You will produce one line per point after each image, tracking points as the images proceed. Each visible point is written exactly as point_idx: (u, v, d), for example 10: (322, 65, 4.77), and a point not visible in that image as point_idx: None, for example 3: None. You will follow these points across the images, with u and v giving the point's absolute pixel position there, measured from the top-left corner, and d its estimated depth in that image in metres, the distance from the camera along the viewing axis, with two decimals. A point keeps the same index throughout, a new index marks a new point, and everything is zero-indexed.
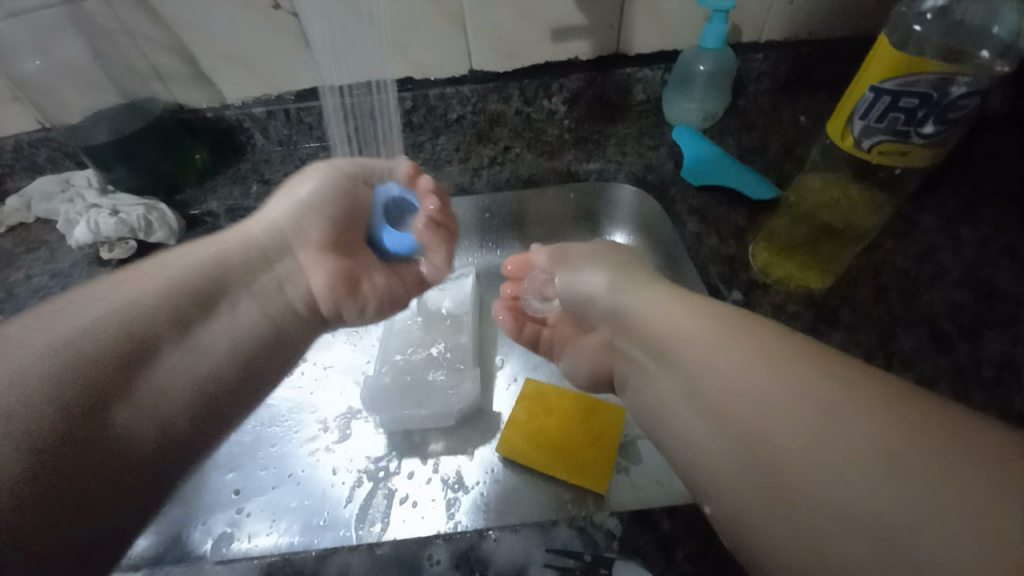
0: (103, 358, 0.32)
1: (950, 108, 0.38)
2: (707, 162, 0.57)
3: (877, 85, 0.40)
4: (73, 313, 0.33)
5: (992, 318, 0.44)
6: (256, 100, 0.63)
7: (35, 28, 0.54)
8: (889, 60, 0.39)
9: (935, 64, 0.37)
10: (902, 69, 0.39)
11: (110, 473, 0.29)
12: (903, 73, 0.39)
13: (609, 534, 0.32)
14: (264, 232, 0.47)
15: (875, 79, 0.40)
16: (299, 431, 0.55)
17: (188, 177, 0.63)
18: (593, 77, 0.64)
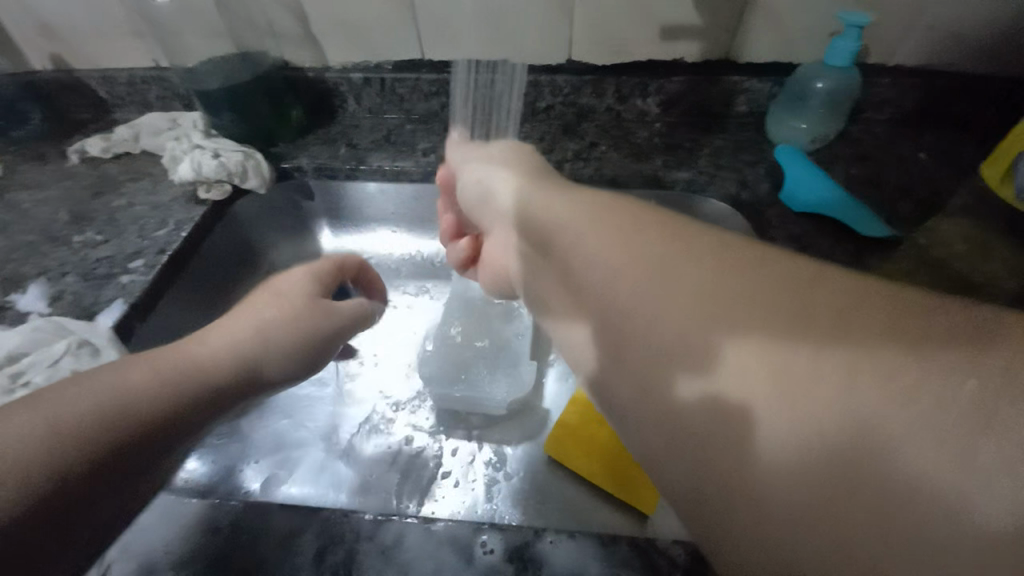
0: (79, 421, 0.28)
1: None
2: (807, 186, 0.53)
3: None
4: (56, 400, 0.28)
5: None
6: (356, 66, 0.65)
7: None
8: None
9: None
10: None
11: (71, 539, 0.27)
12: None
13: (670, 563, 0.30)
14: (242, 355, 0.36)
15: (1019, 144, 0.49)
16: (350, 391, 0.56)
17: (283, 132, 0.65)
18: (696, 83, 0.60)
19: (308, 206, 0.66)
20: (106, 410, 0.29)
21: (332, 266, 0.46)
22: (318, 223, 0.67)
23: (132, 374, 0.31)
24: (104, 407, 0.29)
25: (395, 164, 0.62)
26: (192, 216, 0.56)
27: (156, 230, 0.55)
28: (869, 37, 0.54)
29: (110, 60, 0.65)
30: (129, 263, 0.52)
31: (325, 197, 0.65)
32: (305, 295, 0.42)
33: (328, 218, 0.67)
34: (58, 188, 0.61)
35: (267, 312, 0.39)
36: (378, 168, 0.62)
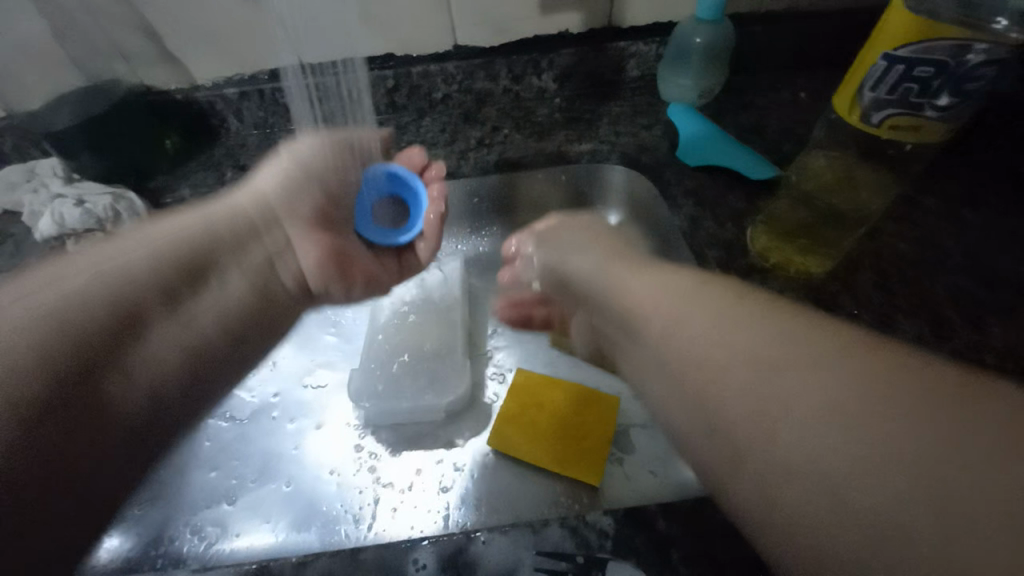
0: (76, 310, 0.33)
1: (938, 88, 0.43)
2: (701, 144, 0.55)
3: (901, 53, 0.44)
4: (103, 257, 0.38)
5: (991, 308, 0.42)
6: (227, 80, 0.60)
7: None
8: (903, 25, 0.38)
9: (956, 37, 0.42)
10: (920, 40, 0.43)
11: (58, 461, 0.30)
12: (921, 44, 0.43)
13: (601, 534, 0.31)
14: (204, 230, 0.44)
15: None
16: (288, 425, 0.54)
17: (158, 164, 0.59)
18: (584, 53, 0.60)
19: None
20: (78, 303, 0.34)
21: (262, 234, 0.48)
22: None
23: (79, 279, 0.35)
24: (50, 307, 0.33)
25: None
26: None
27: None
28: None
29: None
30: None
31: None
32: (302, 207, 0.51)
33: None
34: None
35: (212, 213, 0.46)
36: None
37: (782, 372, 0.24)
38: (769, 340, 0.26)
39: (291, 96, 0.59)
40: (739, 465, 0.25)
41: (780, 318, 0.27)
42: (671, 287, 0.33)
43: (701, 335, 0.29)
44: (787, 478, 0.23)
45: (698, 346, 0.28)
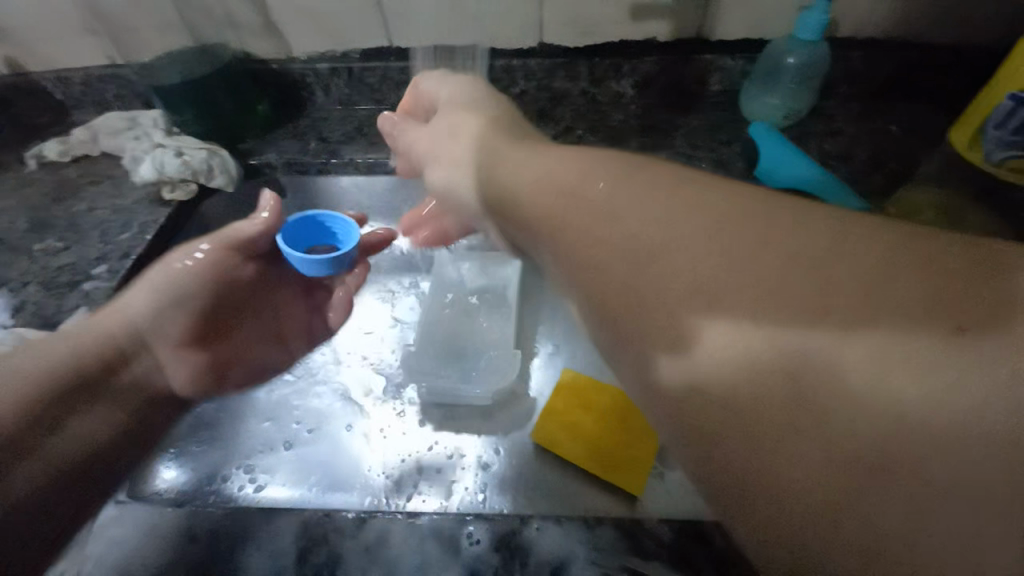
0: (53, 366, 0.38)
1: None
2: (783, 166, 0.54)
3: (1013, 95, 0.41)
4: (93, 330, 0.42)
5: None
6: (321, 56, 0.63)
7: None
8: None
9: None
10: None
11: (59, 486, 0.37)
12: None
13: (655, 541, 0.31)
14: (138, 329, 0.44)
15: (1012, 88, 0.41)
16: (338, 389, 0.56)
17: (247, 128, 0.62)
18: (669, 61, 0.60)
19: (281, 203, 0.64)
20: (73, 383, 0.38)
21: (214, 275, 0.48)
22: None
23: (59, 346, 0.39)
24: (57, 376, 0.37)
25: (368, 157, 0.61)
26: (157, 218, 0.54)
27: (120, 235, 0.53)
28: (838, 13, 0.54)
29: (64, 61, 0.62)
30: (93, 270, 0.50)
31: (297, 193, 0.63)
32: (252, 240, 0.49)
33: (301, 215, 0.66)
34: (13, 197, 0.58)
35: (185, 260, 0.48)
36: (353, 161, 0.61)
37: (819, 387, 0.17)
38: (791, 317, 0.18)
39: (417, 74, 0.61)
40: (721, 478, 0.18)
41: (798, 267, 0.19)
42: (644, 209, 0.23)
43: (671, 303, 0.20)
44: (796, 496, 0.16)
45: (674, 284, 0.21)
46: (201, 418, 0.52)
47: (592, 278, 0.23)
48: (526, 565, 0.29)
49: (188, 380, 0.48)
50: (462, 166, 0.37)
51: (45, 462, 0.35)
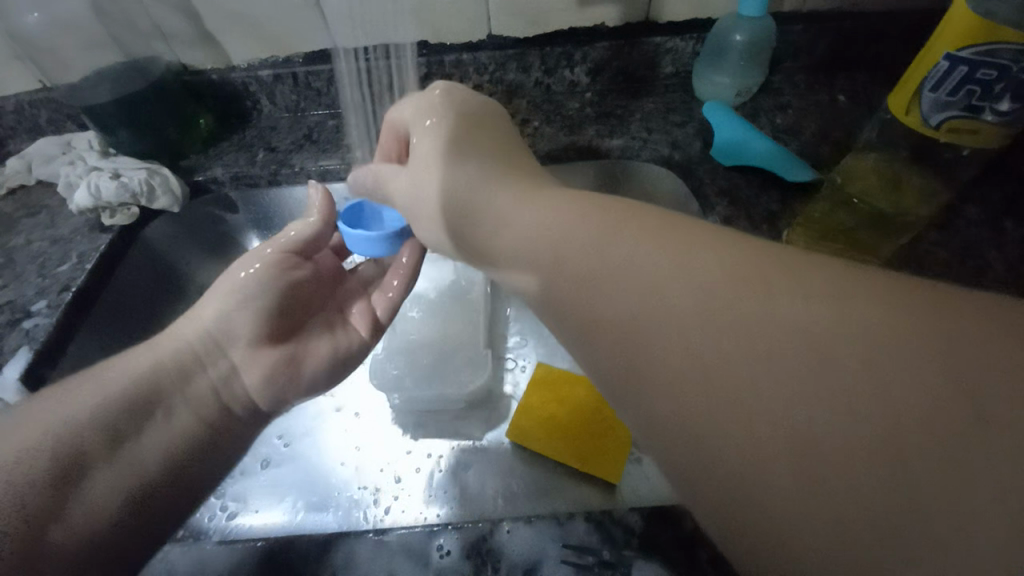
0: (100, 414, 0.34)
1: (989, 90, 0.38)
2: (734, 144, 0.54)
3: (952, 54, 0.38)
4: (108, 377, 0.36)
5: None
6: (262, 62, 0.60)
7: None
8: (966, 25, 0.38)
9: (1010, 36, 0.36)
10: (976, 39, 0.37)
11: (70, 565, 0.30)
12: (974, 46, 0.37)
13: (627, 531, 0.30)
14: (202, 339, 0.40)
15: (949, 47, 0.39)
16: (308, 405, 0.54)
17: (191, 143, 0.60)
18: (619, 47, 0.60)
19: (233, 218, 0.62)
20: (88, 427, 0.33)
21: (281, 279, 0.42)
22: (246, 237, 0.63)
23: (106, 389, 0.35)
24: (77, 425, 0.33)
25: (320, 163, 0.59)
26: (98, 245, 0.51)
27: (59, 266, 0.50)
28: None
29: None
30: (31, 306, 0.47)
31: (249, 207, 0.61)
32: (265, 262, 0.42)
33: (255, 229, 0.63)
34: None
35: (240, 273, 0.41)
36: (303, 170, 0.59)
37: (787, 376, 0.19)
38: (734, 299, 0.21)
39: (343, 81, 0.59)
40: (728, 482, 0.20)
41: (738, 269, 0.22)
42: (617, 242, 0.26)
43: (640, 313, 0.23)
44: (758, 447, 0.19)
45: (643, 294, 0.24)
46: None
47: (563, 278, 0.27)
48: (498, 569, 0.29)
49: (262, 382, 0.42)
50: (431, 186, 0.35)
51: (80, 517, 0.31)
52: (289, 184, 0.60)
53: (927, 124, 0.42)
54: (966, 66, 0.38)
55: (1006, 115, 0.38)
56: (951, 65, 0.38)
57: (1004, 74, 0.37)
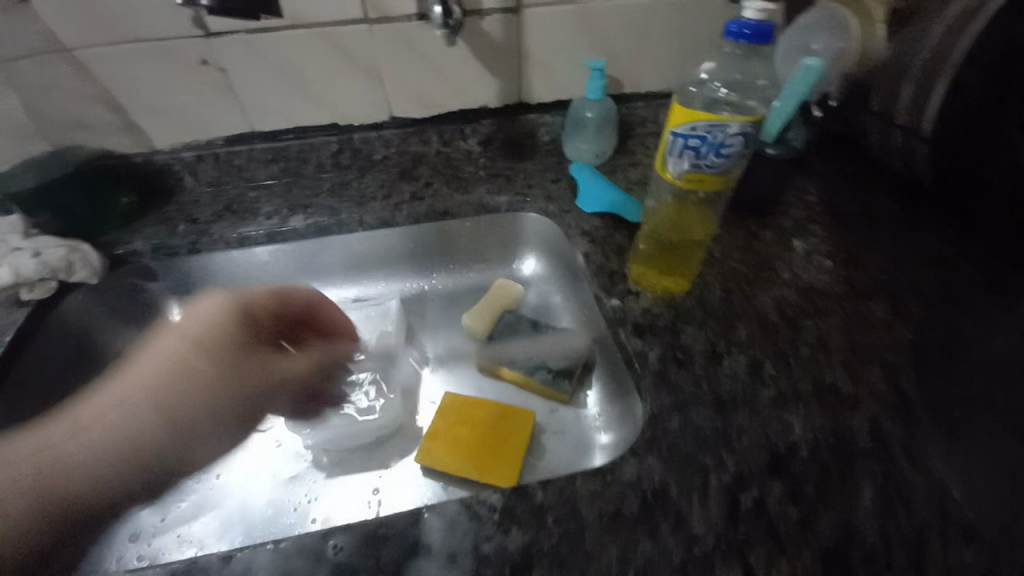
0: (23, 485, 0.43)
1: (719, 148, 0.37)
2: (596, 198, 0.66)
3: (675, 129, 0.38)
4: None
5: (817, 298, 0.52)
6: (185, 145, 0.68)
7: None
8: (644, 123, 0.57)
9: (729, 116, 0.36)
10: (700, 115, 0.36)
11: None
12: (700, 120, 0.36)
13: (491, 507, 0.36)
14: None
15: (676, 123, 0.38)
16: (222, 459, 0.57)
17: (109, 220, 0.64)
18: (500, 122, 0.73)
19: (155, 286, 0.66)
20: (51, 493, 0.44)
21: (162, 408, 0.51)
22: (167, 304, 0.67)
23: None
24: None
25: (239, 231, 0.66)
26: (13, 321, 0.54)
27: None
28: (616, 76, 0.71)
29: None
30: None
31: (172, 274, 0.66)
32: None
33: (175, 297, 0.68)
34: None
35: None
36: (223, 237, 0.65)
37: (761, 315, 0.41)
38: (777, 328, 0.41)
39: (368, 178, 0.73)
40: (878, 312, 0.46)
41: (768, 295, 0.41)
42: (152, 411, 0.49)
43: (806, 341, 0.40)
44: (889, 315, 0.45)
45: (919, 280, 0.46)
46: None
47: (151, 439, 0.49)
48: (382, 556, 0.33)
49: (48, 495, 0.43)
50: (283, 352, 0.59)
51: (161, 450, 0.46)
52: (213, 251, 0.65)
53: (669, 173, 0.40)
54: (689, 135, 0.37)
55: (727, 163, 0.38)
56: (676, 138, 0.38)
57: (715, 141, 0.36)
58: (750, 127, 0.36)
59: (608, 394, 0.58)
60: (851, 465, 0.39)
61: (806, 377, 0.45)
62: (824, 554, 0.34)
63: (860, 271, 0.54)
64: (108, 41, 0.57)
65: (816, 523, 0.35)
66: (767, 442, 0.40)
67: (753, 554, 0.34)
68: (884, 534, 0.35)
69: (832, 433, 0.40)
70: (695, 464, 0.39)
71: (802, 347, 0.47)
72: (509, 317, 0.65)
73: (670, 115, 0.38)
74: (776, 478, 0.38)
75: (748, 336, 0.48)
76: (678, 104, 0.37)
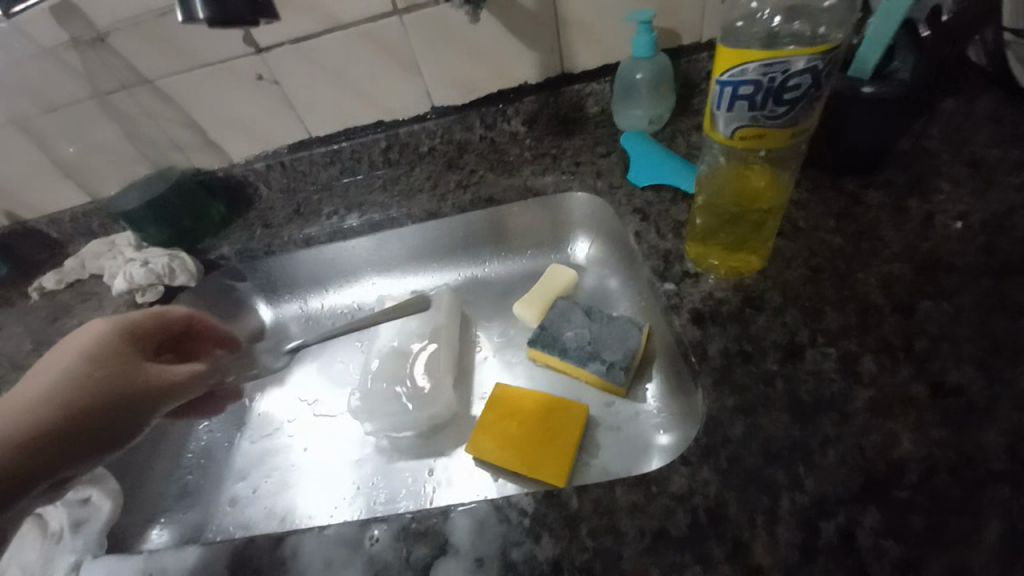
0: None
1: (780, 92, 0.30)
2: (651, 170, 0.60)
3: (720, 77, 0.31)
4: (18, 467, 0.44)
5: (942, 275, 0.41)
6: (257, 156, 0.74)
7: (72, 121, 0.66)
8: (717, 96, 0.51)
9: (791, 49, 0.29)
10: (752, 54, 0.29)
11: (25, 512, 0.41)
12: (752, 60, 0.29)
13: (521, 512, 0.34)
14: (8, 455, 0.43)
15: (722, 69, 0.31)
16: (299, 441, 0.63)
17: (205, 228, 0.72)
18: (545, 98, 0.69)
19: (243, 286, 0.74)
20: None
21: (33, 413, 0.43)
22: (254, 301, 0.76)
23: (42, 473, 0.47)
24: None
25: (305, 232, 0.71)
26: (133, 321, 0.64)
27: None
28: (673, 27, 0.63)
29: (54, 205, 0.74)
30: None
31: (255, 275, 0.73)
32: None
33: (260, 295, 0.76)
34: (19, 325, 0.68)
35: None
36: (291, 239, 0.70)
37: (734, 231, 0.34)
38: None
39: (417, 172, 0.74)
40: None
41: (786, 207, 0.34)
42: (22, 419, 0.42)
43: None
44: None
45: None
46: (189, 484, 0.61)
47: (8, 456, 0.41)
48: (416, 552, 0.34)
49: None
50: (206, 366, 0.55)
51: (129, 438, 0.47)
52: (286, 252, 0.71)
53: (719, 132, 0.33)
54: (740, 81, 0.30)
55: (792, 110, 0.30)
56: (723, 88, 0.31)
57: (775, 83, 0.29)
58: (819, 58, 0.29)
59: (669, 388, 0.53)
60: (980, 496, 0.30)
61: (920, 376, 0.36)
62: None
63: (1008, 239, 0.42)
64: (182, 68, 0.64)
65: (923, 566, 0.29)
66: (861, 459, 0.33)
67: None
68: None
69: (954, 451, 0.32)
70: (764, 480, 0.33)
71: (918, 339, 0.38)
72: (561, 305, 0.61)
73: (714, 60, 0.31)
74: (871, 505, 0.31)
75: (842, 324, 0.40)
76: (722, 45, 0.31)
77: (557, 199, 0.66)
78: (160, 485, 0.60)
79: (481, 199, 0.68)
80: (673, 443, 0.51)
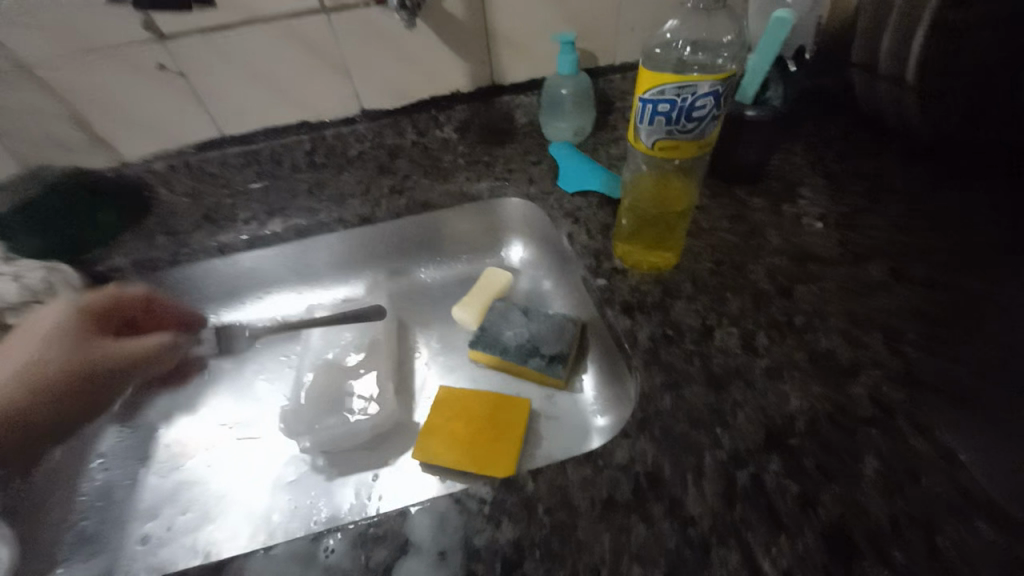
0: None
1: (690, 111, 0.35)
2: (578, 178, 0.65)
3: (642, 96, 0.36)
4: None
5: (811, 264, 0.50)
6: (156, 156, 0.66)
7: None
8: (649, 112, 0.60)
9: (698, 75, 0.34)
10: (667, 77, 0.34)
11: None
12: (668, 83, 0.34)
13: (480, 499, 0.35)
14: None
15: (644, 89, 0.36)
16: (220, 467, 0.57)
17: (93, 238, 0.62)
18: (475, 108, 0.72)
19: None
20: None
21: None
22: None
23: None
24: None
25: (218, 239, 0.64)
26: None
27: None
28: (592, 49, 0.69)
29: None
30: None
31: (156, 289, 0.65)
32: None
33: None
34: None
35: None
36: (202, 248, 0.64)
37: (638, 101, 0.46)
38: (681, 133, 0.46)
39: (347, 175, 0.71)
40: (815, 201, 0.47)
41: None
42: None
43: None
44: None
45: None
46: (84, 531, 0.52)
47: None
48: (375, 557, 0.33)
49: None
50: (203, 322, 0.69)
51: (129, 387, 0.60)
52: (198, 262, 0.65)
53: (642, 143, 0.38)
54: (658, 100, 0.35)
55: (700, 126, 0.36)
56: (645, 105, 0.36)
57: (686, 103, 0.35)
58: (720, 84, 0.34)
59: (604, 375, 0.58)
60: (853, 438, 0.38)
61: (802, 346, 0.43)
62: (822, 529, 0.34)
63: (855, 235, 0.53)
64: (64, 53, 0.56)
65: (815, 498, 0.35)
66: (764, 416, 0.39)
67: (751, 531, 0.33)
68: (887, 505, 0.35)
69: (830, 402, 0.40)
70: (689, 439, 0.38)
71: (797, 315, 0.46)
72: (498, 306, 0.63)
73: (637, 81, 0.36)
74: (774, 454, 0.37)
75: (741, 306, 0.47)
76: (643, 68, 0.35)
77: (490, 205, 0.69)
78: (44, 536, 0.51)
79: (416, 203, 0.68)
80: (610, 424, 0.55)
